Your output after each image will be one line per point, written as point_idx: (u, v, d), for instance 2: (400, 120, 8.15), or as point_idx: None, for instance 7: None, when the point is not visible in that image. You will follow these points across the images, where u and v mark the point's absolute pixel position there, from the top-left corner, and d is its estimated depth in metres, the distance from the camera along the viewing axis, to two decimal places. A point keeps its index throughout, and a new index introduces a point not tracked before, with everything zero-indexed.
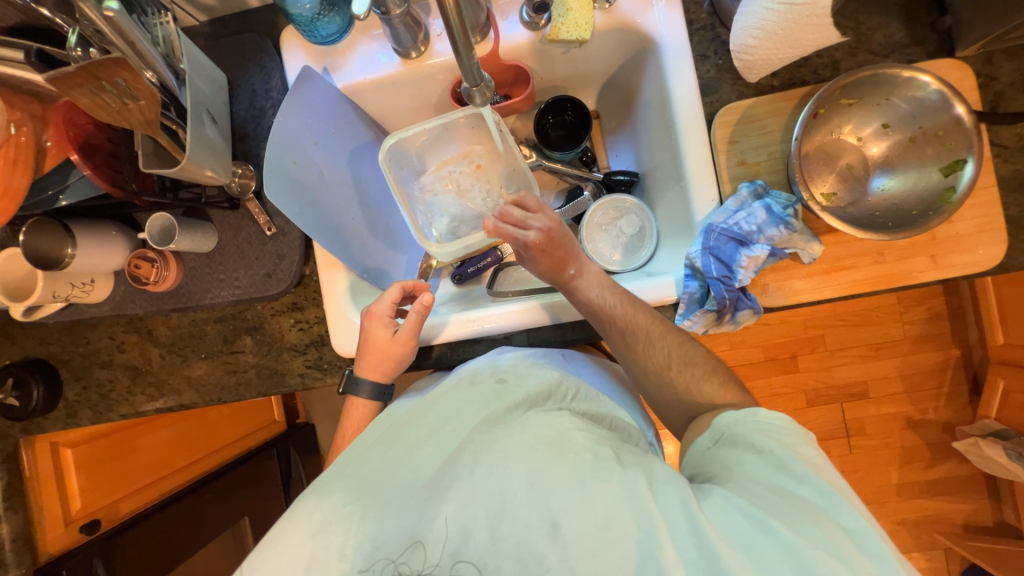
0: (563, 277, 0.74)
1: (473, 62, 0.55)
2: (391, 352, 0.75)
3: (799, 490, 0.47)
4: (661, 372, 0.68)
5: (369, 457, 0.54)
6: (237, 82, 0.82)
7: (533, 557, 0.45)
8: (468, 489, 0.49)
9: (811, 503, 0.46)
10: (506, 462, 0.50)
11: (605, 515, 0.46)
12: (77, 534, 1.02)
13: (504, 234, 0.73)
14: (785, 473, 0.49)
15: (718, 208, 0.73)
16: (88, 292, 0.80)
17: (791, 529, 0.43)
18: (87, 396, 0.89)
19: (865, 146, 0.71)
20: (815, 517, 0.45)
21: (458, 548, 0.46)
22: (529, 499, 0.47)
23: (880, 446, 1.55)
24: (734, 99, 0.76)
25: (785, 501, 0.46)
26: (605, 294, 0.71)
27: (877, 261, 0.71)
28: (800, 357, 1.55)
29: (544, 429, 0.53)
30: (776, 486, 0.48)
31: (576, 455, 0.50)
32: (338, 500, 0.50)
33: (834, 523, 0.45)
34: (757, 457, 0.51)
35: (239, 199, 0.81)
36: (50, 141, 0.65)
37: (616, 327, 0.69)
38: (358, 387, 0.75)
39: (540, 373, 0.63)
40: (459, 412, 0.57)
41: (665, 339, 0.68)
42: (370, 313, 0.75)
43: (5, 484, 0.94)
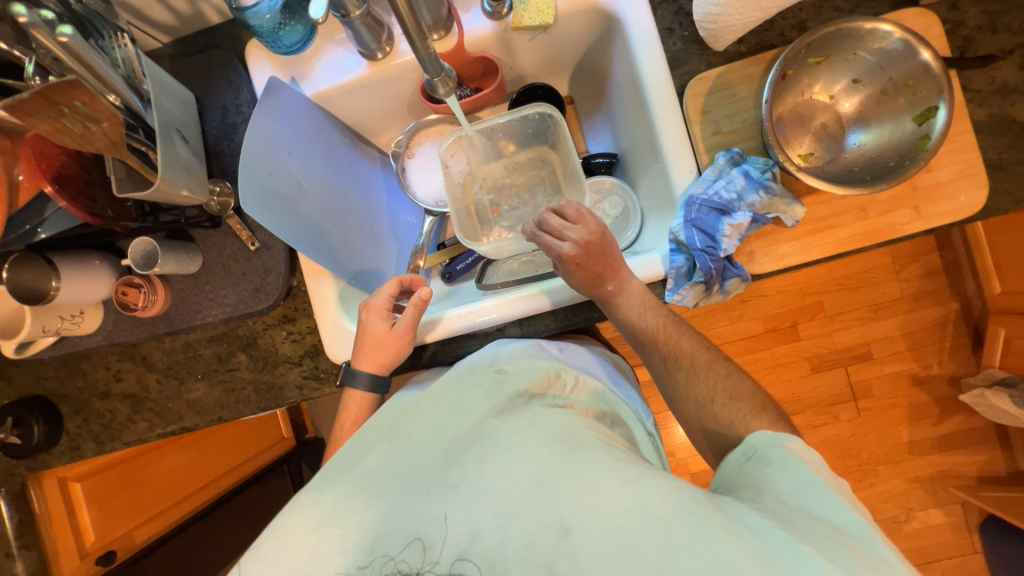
0: (601, 292, 0.70)
1: (431, 53, 0.55)
2: (389, 345, 0.75)
3: (831, 516, 0.46)
4: (703, 406, 0.65)
5: (372, 451, 0.54)
6: (206, 100, 0.81)
7: (543, 559, 0.43)
8: (473, 490, 0.47)
9: (840, 530, 0.45)
10: (516, 461, 0.48)
11: (618, 522, 0.43)
12: (93, 566, 1.04)
13: (542, 244, 0.71)
14: (818, 501, 0.48)
15: (697, 179, 0.73)
16: (78, 323, 0.81)
17: (822, 552, 0.41)
18: (89, 428, 0.89)
19: (837, 103, 0.71)
20: (847, 543, 0.43)
21: (466, 551, 0.44)
22: (538, 499, 0.45)
23: (887, 406, 1.55)
24: (703, 70, 0.75)
25: (817, 525, 0.45)
26: (647, 317, 0.70)
27: (859, 218, 0.71)
28: (801, 325, 1.55)
29: (554, 427, 0.52)
30: (808, 513, 0.47)
31: (589, 454, 0.49)
32: (340, 493, 0.50)
33: (866, 552, 0.43)
34: (790, 477, 0.50)
35: (219, 217, 0.81)
36: (22, 176, 0.65)
37: (657, 352, 0.70)
38: (356, 379, 0.74)
39: (541, 365, 0.63)
40: (460, 407, 0.56)
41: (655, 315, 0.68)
42: (368, 307, 0.76)
43: (17, 522, 0.93)
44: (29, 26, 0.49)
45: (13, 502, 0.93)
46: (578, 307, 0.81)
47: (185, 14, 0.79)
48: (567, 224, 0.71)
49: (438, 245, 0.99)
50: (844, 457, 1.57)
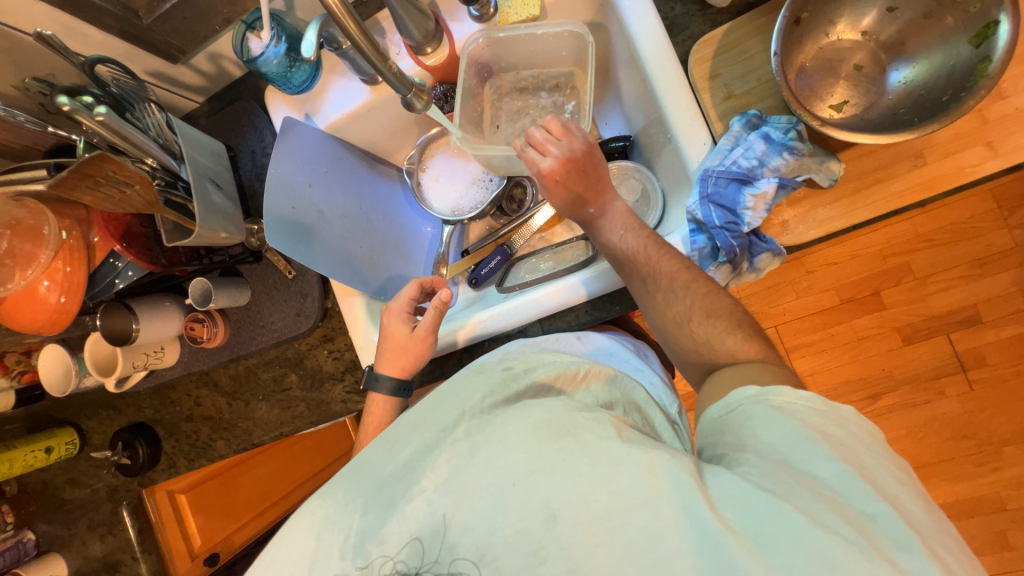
0: (583, 214, 0.71)
1: (397, 74, 0.63)
2: (409, 349, 0.78)
3: (819, 470, 0.43)
4: (681, 325, 0.63)
5: (376, 455, 0.54)
6: (238, 147, 0.90)
7: (533, 546, 0.43)
8: (466, 484, 0.47)
9: (831, 484, 0.42)
10: (504, 450, 0.47)
11: (605, 506, 0.43)
12: (202, 566, 1.24)
13: (526, 158, 0.70)
14: (809, 451, 0.44)
15: (712, 150, 0.67)
16: (161, 357, 0.93)
17: (805, 511, 0.39)
18: (180, 447, 1.02)
19: (871, 39, 0.61)
20: (829, 497, 0.40)
21: (453, 541, 0.45)
22: (525, 486, 0.45)
23: (1009, 376, 1.32)
24: (707, 31, 0.69)
25: (801, 481, 0.42)
26: (627, 241, 0.67)
27: (916, 166, 0.61)
28: (884, 293, 1.37)
29: (546, 413, 0.49)
30: (793, 467, 0.43)
31: (577, 438, 0.46)
32: (340, 500, 0.51)
33: (853, 506, 0.40)
34: (782, 430, 0.46)
35: (260, 251, 0.89)
36: (96, 238, 0.76)
37: (638, 273, 0.66)
38: (379, 382, 0.78)
39: (552, 360, 0.62)
40: (452, 397, 0.56)
41: (687, 306, 0.62)
42: (388, 311, 0.80)
43: (138, 530, 1.09)
44: (73, 112, 0.58)
45: (133, 512, 1.08)
46: (600, 300, 0.79)
47: (212, 74, 0.89)
48: (553, 140, 0.69)
49: (461, 253, 0.99)
50: (956, 438, 1.35)
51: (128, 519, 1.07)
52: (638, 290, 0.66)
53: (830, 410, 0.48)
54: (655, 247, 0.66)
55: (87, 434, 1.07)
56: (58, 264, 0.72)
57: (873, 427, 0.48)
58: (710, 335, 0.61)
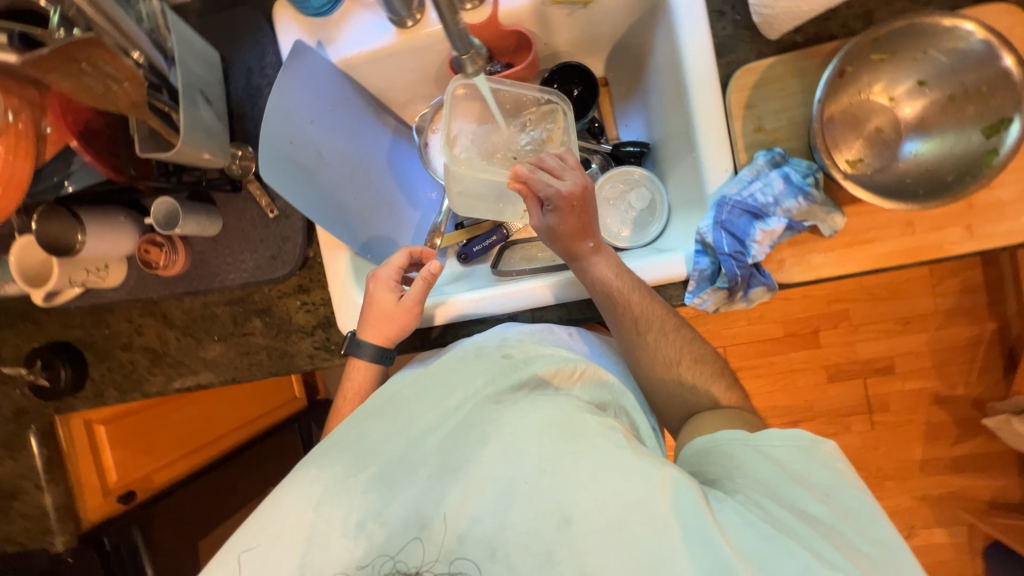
0: (580, 246, 0.70)
1: (459, 27, 0.50)
2: (395, 318, 0.75)
3: (811, 509, 0.49)
4: (669, 367, 0.70)
5: (373, 427, 0.56)
6: (232, 59, 0.80)
7: (544, 546, 0.46)
8: (476, 475, 0.50)
9: (822, 522, 0.48)
10: (521, 450, 0.51)
11: (617, 516, 0.47)
12: (115, 504, 1.09)
13: (535, 183, 0.68)
14: (801, 491, 0.50)
15: (732, 179, 0.69)
16: (104, 276, 0.82)
17: (807, 548, 0.45)
18: (112, 376, 0.93)
19: (897, 106, 0.65)
20: (827, 534, 0.47)
21: (464, 535, 0.48)
22: (540, 488, 0.48)
23: (903, 422, 1.51)
24: (752, 60, 0.70)
25: (799, 519, 0.48)
26: (610, 276, 0.69)
27: (905, 233, 0.66)
28: (821, 333, 1.50)
29: (556, 414, 0.53)
30: (790, 504, 0.49)
31: (590, 442, 0.51)
32: (340, 473, 0.52)
33: (850, 544, 0.47)
34: (775, 469, 0.52)
35: (240, 181, 0.81)
36: (49, 128, 0.64)
37: (630, 314, 0.68)
38: (361, 349, 0.75)
39: (550, 353, 0.64)
40: (461, 383, 0.58)
41: (675, 350, 0.70)
42: (376, 278, 0.76)
43: (45, 459, 0.98)
44: None
45: (42, 439, 0.98)
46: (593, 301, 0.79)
47: None
48: (564, 168, 0.70)
49: (456, 224, 0.96)
50: None
51: (35, 445, 0.97)
52: (626, 332, 0.70)
53: (818, 452, 0.54)
54: (630, 281, 0.69)
55: None
56: None
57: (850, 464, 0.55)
58: (696, 379, 0.69)
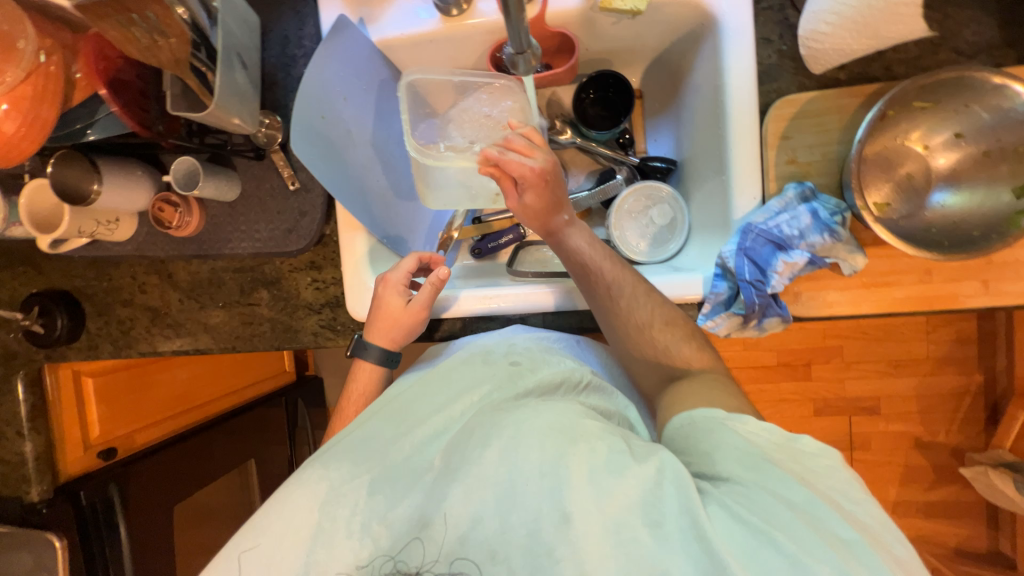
0: (556, 220, 0.72)
1: (522, 26, 0.47)
2: (402, 322, 0.75)
3: (791, 494, 0.48)
4: (643, 330, 0.69)
5: (381, 430, 0.59)
6: (270, 26, 0.79)
7: (545, 547, 0.48)
8: (476, 476, 0.52)
9: (806, 508, 0.47)
10: (521, 450, 0.53)
11: (616, 519, 0.48)
12: (95, 459, 1.06)
13: (508, 164, 0.68)
14: (779, 477, 0.49)
15: (760, 208, 0.70)
16: (113, 230, 0.80)
17: (792, 538, 0.45)
18: (108, 330, 0.91)
19: (931, 155, 0.65)
20: (809, 523, 0.46)
21: (464, 537, 0.50)
22: (540, 488, 0.50)
23: (883, 462, 1.54)
24: (793, 91, 0.70)
25: (779, 506, 0.47)
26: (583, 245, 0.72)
27: (922, 281, 0.67)
28: (814, 366, 1.51)
29: (557, 418, 0.55)
30: (770, 491, 0.48)
31: (588, 445, 0.52)
32: (344, 473, 0.55)
33: (831, 530, 0.46)
34: (755, 456, 0.51)
35: (264, 150, 0.80)
36: (79, 73, 0.63)
37: (603, 281, 0.69)
38: (367, 352, 0.75)
39: (558, 363, 0.67)
40: (464, 387, 0.63)
41: (648, 314, 0.69)
42: (385, 281, 0.75)
43: (30, 406, 0.96)
44: None
45: (30, 385, 0.96)
46: None
47: None
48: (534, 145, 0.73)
49: (473, 218, 0.96)
50: None
51: (23, 391, 0.95)
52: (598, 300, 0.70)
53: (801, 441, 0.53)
54: (603, 251, 0.71)
55: None
56: (24, 89, 0.60)
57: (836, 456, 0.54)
58: (670, 341, 0.69)
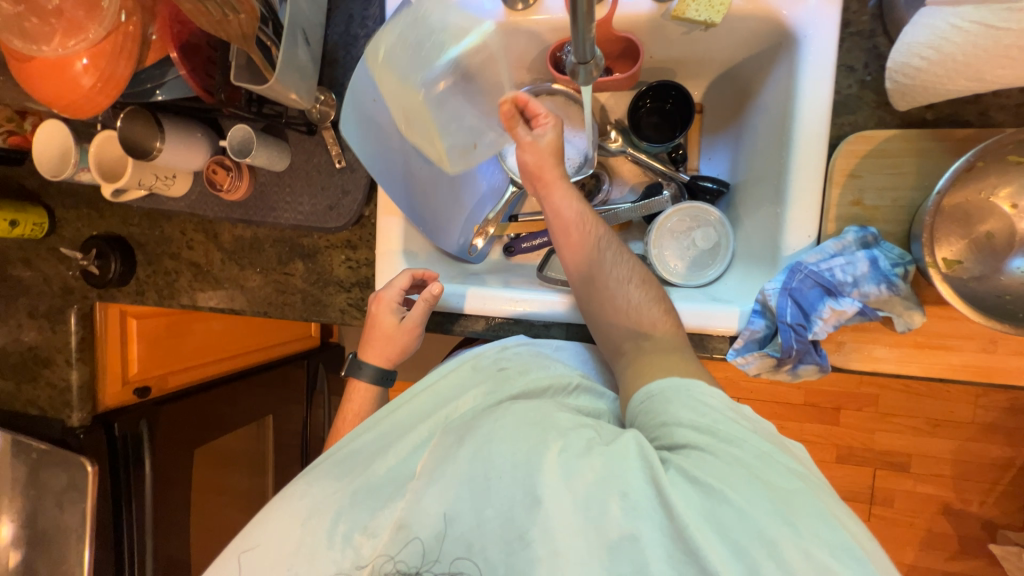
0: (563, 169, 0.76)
1: (587, 37, 0.45)
2: (396, 339, 0.79)
3: (741, 450, 0.50)
4: (620, 284, 0.71)
5: (367, 436, 0.63)
6: (337, 3, 0.80)
7: (518, 530, 0.49)
8: (450, 472, 0.53)
9: (755, 466, 0.48)
10: (493, 440, 0.53)
11: (585, 496, 0.49)
12: (131, 394, 1.13)
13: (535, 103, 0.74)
14: (727, 433, 0.51)
15: (813, 247, 0.66)
16: (169, 185, 0.84)
17: (741, 494, 0.46)
18: (155, 279, 0.96)
19: (1018, 216, 0.59)
20: (758, 478, 0.47)
21: (443, 532, 0.51)
22: (513, 480, 0.50)
23: (903, 523, 1.45)
24: (870, 127, 0.65)
25: (730, 463, 0.48)
26: (576, 208, 0.74)
27: (984, 349, 0.61)
28: (843, 411, 1.44)
29: (532, 412, 0.56)
30: (720, 449, 0.50)
31: (558, 433, 0.53)
32: (325, 488, 0.58)
33: (777, 482, 0.47)
34: (702, 413, 0.53)
35: (316, 125, 0.81)
36: (155, 35, 0.66)
37: (592, 231, 0.73)
38: (361, 370, 0.81)
39: (546, 368, 0.68)
40: (449, 395, 0.66)
41: (626, 271, 0.72)
42: (379, 299, 0.77)
43: (80, 338, 1.03)
44: None
45: (81, 319, 1.02)
46: None
47: None
48: None
49: (510, 216, 0.95)
50: None
51: (74, 324, 1.01)
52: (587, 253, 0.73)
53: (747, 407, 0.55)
54: (592, 217, 0.75)
55: (58, 222, 0.99)
56: (104, 46, 0.63)
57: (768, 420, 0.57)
58: (640, 299, 0.70)
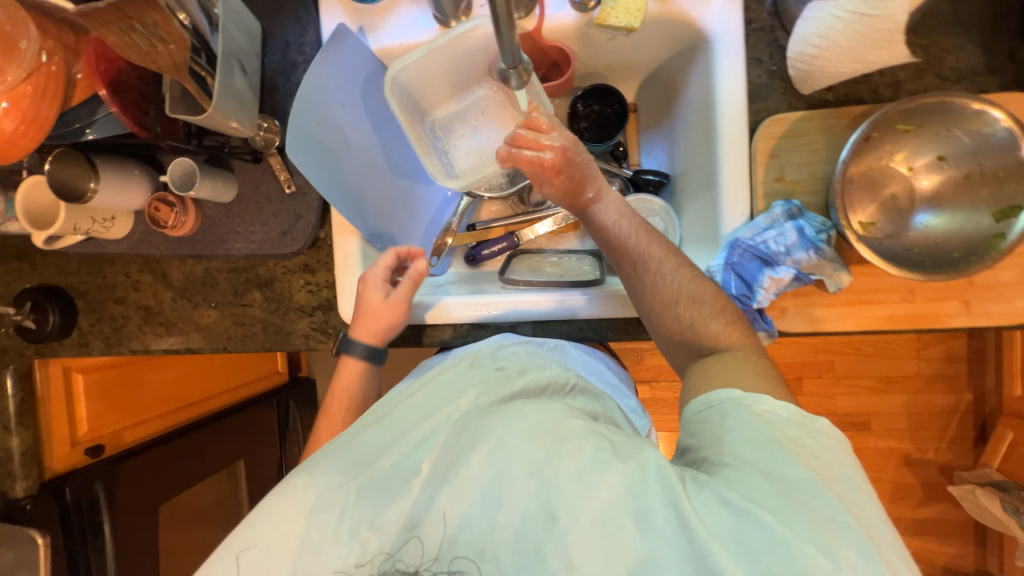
0: (581, 198, 0.72)
1: (514, 44, 0.48)
2: (381, 317, 0.77)
3: (789, 474, 0.48)
4: (668, 307, 0.67)
5: (370, 428, 0.59)
6: (271, 32, 0.81)
7: (533, 545, 0.49)
8: (462, 477, 0.52)
9: (800, 493, 0.47)
10: (511, 450, 0.53)
11: (603, 511, 0.49)
12: (82, 455, 1.05)
13: (523, 159, 0.70)
14: (772, 456, 0.50)
15: (747, 223, 0.71)
16: (108, 228, 0.81)
17: (778, 517, 0.45)
18: (100, 327, 0.91)
19: (915, 177, 0.67)
20: (800, 506, 0.46)
21: (453, 536, 0.51)
22: (528, 487, 0.51)
23: (872, 478, 1.54)
24: (782, 110, 0.71)
25: (771, 486, 0.47)
26: (617, 220, 0.71)
27: (905, 299, 0.68)
28: (805, 380, 1.52)
29: (545, 419, 0.55)
30: (765, 471, 0.49)
31: (574, 444, 0.53)
32: (331, 482, 0.54)
33: (823, 514, 0.45)
34: (746, 432, 0.53)
35: (262, 153, 0.80)
36: (81, 74, 0.65)
37: (628, 257, 0.69)
38: (351, 348, 0.78)
39: (544, 367, 0.67)
40: (457, 395, 0.61)
41: (674, 290, 0.67)
42: (364, 278, 0.77)
43: (19, 402, 0.95)
44: None
45: (19, 380, 0.96)
46: (597, 322, 0.81)
47: None
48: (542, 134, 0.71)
49: (467, 225, 0.96)
50: None
51: (12, 386, 0.94)
52: (629, 279, 0.69)
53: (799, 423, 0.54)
54: (640, 228, 0.71)
55: None
56: (25, 88, 0.60)
57: (841, 442, 0.54)
58: (696, 319, 0.67)
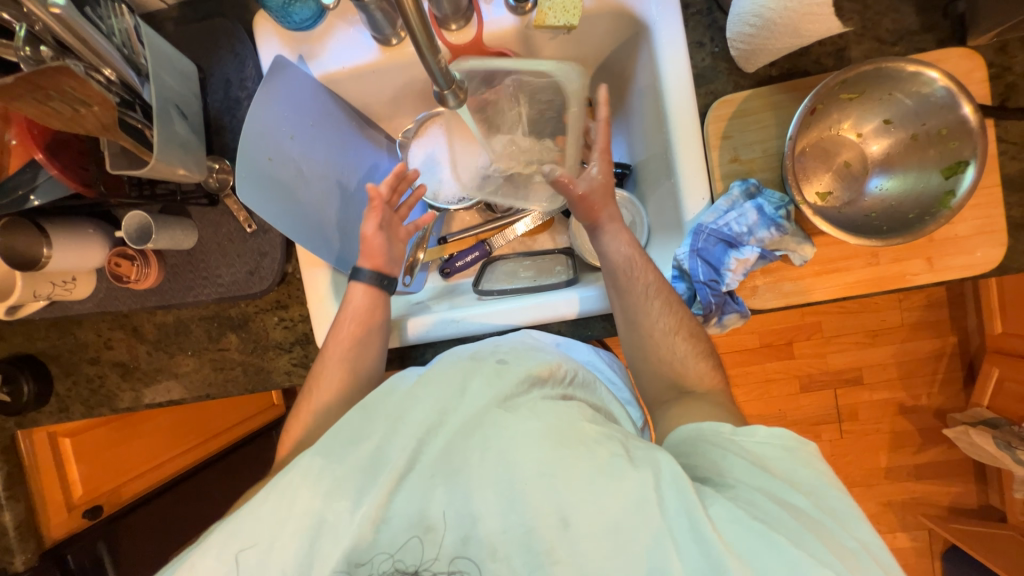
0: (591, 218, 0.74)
1: (440, 63, 0.49)
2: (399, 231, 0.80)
3: (795, 500, 0.50)
4: (667, 336, 0.70)
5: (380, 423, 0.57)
6: (210, 71, 0.79)
7: (545, 546, 0.50)
8: (474, 478, 0.53)
9: (812, 520, 0.48)
10: (523, 452, 0.53)
11: (615, 520, 0.49)
12: (81, 518, 1.04)
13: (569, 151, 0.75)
14: (779, 481, 0.52)
15: (708, 208, 0.71)
16: (71, 289, 0.79)
17: (798, 543, 0.45)
18: (78, 391, 0.89)
19: (865, 142, 0.69)
20: (818, 530, 0.47)
21: (468, 534, 0.51)
22: (542, 491, 0.51)
23: (869, 431, 1.57)
24: (729, 91, 0.72)
25: (781, 508, 0.49)
26: (624, 251, 0.72)
27: (870, 264, 0.69)
28: (796, 344, 1.54)
29: (557, 420, 0.56)
30: (771, 492, 0.51)
31: (588, 447, 0.54)
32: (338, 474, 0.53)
33: (839, 541, 0.47)
34: (745, 459, 0.54)
35: (217, 195, 0.79)
36: (15, 140, 0.65)
37: (635, 284, 0.70)
38: (359, 272, 0.77)
39: (537, 355, 0.65)
40: (470, 387, 0.58)
41: (675, 321, 0.71)
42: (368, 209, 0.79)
43: (6, 475, 0.91)
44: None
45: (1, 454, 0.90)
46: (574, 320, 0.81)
47: None
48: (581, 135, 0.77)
49: (438, 239, 0.96)
50: None
51: None
52: (631, 302, 0.71)
53: (795, 450, 0.55)
54: (645, 260, 0.72)
55: None
56: None
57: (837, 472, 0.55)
58: (685, 354, 0.70)
